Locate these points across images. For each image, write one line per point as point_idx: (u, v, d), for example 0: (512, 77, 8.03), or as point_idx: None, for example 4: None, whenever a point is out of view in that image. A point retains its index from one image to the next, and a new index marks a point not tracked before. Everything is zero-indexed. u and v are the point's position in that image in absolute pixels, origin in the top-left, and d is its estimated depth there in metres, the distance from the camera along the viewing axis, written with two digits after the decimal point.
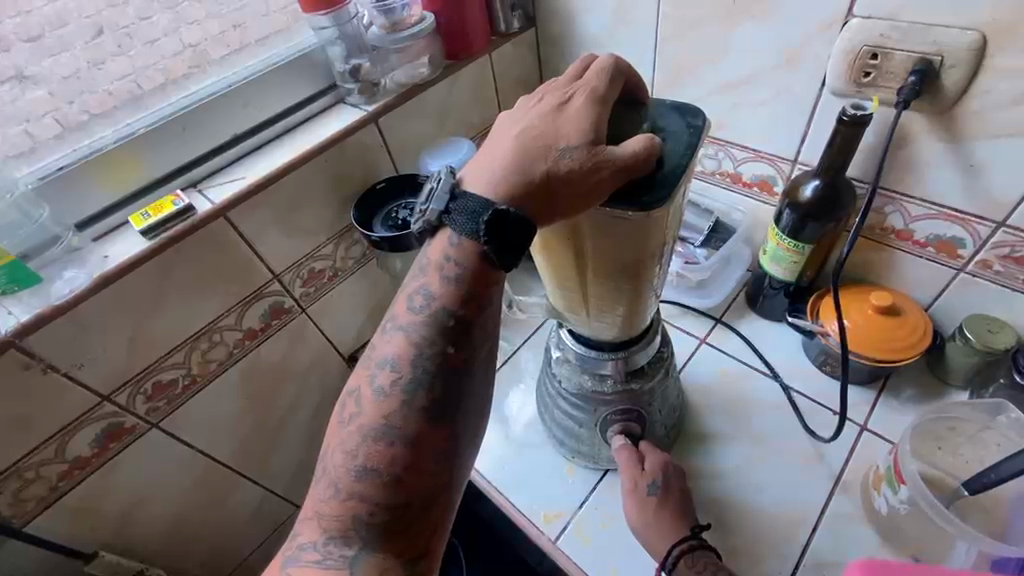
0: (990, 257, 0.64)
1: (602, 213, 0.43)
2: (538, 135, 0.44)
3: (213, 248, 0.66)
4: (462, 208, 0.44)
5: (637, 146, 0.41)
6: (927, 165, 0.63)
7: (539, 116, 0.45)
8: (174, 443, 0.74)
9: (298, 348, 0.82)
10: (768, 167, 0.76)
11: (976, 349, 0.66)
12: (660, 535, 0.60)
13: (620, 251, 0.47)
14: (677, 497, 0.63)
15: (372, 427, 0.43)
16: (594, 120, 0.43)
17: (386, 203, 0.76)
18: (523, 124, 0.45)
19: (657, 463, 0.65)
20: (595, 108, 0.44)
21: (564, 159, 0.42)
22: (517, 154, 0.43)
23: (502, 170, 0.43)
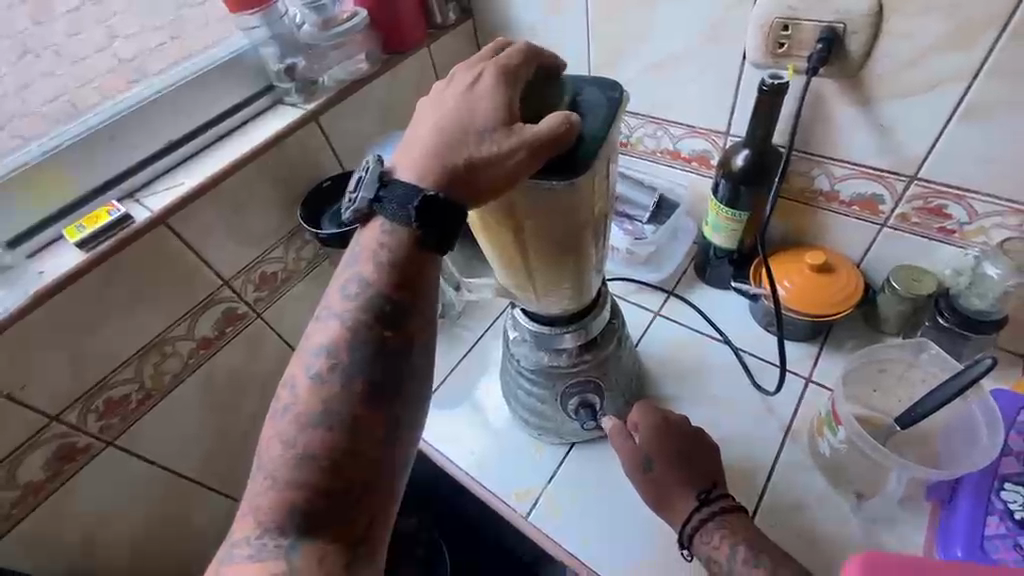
0: (908, 211, 0.69)
1: (532, 186, 0.45)
2: (453, 121, 0.45)
3: (155, 258, 0.65)
4: (390, 198, 0.45)
5: (549, 122, 0.43)
6: (844, 127, 0.67)
7: (453, 101, 0.46)
8: (133, 459, 0.72)
9: (256, 354, 0.81)
10: (703, 142, 0.79)
11: (904, 298, 0.71)
12: (675, 511, 0.60)
13: (555, 222, 0.49)
14: (679, 460, 0.61)
15: (310, 416, 0.43)
16: (507, 102, 0.45)
17: (333, 202, 0.76)
18: (440, 111, 0.47)
19: (652, 428, 0.64)
20: (506, 90, 0.45)
21: (481, 143, 0.44)
22: (436, 143, 0.45)
23: (423, 160, 0.45)
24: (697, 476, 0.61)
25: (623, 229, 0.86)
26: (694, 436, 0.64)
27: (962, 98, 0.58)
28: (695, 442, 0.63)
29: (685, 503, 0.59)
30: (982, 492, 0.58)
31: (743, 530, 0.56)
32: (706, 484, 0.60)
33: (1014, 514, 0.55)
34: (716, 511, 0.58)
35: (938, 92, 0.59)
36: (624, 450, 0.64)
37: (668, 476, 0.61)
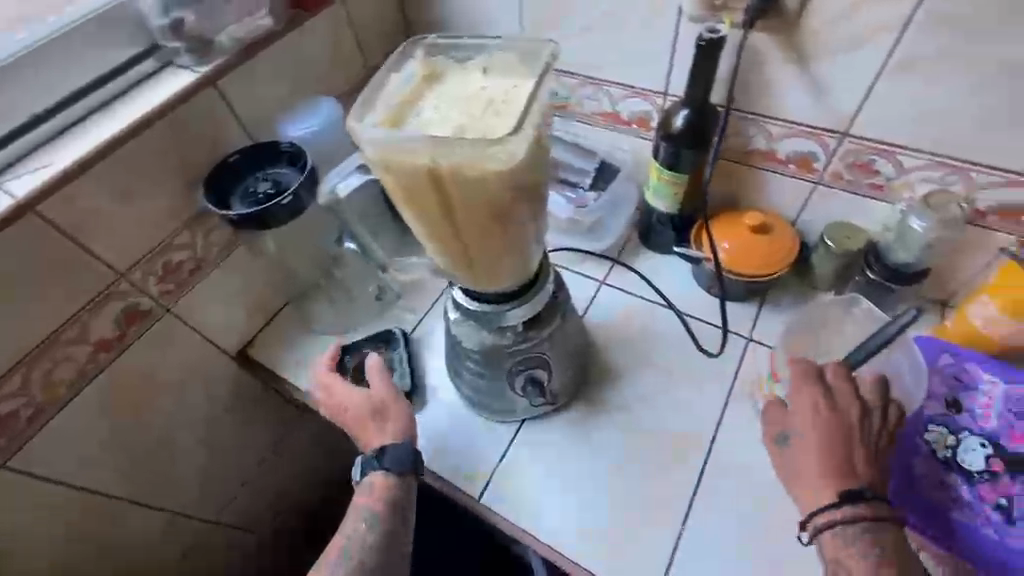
0: (840, 167, 0.69)
1: (467, 162, 0.41)
2: (354, 394, 0.68)
3: (28, 253, 0.56)
4: (392, 459, 0.63)
5: (380, 367, 0.69)
6: (779, 85, 0.66)
7: (340, 388, 0.69)
8: (32, 480, 0.65)
9: (171, 354, 0.73)
10: (644, 103, 0.76)
11: (836, 255, 0.73)
12: (815, 490, 0.55)
13: (488, 198, 0.45)
14: (825, 441, 0.57)
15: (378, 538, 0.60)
16: (381, 368, 0.69)
17: (244, 179, 0.68)
18: (343, 397, 0.68)
19: (808, 406, 0.59)
20: (377, 372, 0.69)
21: (388, 411, 0.67)
22: (364, 427, 0.67)
23: (370, 438, 0.66)
24: (853, 466, 0.56)
25: (564, 196, 0.83)
26: (862, 424, 0.58)
27: (891, 51, 0.58)
28: (846, 430, 0.57)
29: (833, 485, 0.55)
30: (907, 436, 0.61)
31: (891, 530, 0.53)
32: (860, 483, 0.55)
33: (935, 453, 0.59)
34: (878, 514, 0.53)
35: (868, 48, 0.59)
36: (770, 419, 0.62)
37: (822, 457, 0.56)
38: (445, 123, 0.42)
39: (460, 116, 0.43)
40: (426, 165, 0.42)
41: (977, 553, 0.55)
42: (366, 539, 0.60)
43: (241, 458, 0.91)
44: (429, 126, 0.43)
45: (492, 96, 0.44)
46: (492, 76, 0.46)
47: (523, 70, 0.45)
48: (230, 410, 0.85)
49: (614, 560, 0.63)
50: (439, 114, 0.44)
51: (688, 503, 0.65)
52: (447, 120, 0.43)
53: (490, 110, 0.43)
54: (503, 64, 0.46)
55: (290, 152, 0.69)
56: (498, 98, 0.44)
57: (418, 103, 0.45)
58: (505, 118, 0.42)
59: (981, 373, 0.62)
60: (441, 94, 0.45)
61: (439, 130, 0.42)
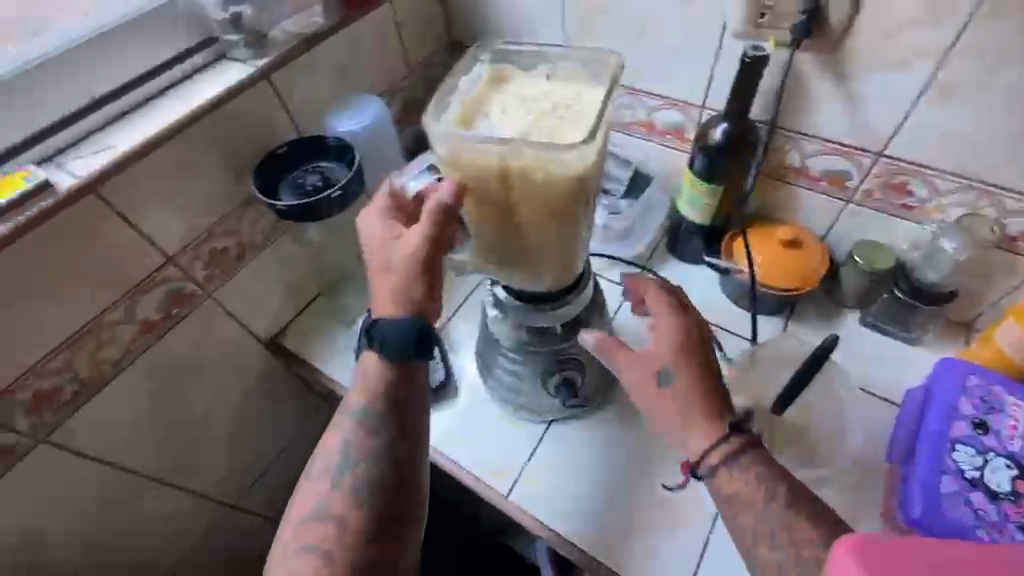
0: (872, 187, 0.71)
1: (536, 166, 0.44)
2: (392, 250, 0.54)
3: (86, 232, 0.57)
4: (390, 346, 0.53)
5: (437, 218, 0.49)
6: (819, 103, 0.67)
7: (380, 236, 0.55)
8: (70, 455, 0.66)
9: (207, 337, 0.74)
10: (680, 114, 0.77)
11: (865, 272, 0.74)
12: (700, 427, 0.53)
13: (546, 198, 0.46)
14: (695, 378, 0.54)
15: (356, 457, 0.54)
16: (434, 234, 0.52)
17: (291, 171, 0.70)
18: (376, 250, 0.55)
19: (675, 336, 0.56)
20: (426, 241, 0.52)
21: (409, 274, 0.53)
22: (382, 282, 0.54)
23: (381, 303, 0.54)
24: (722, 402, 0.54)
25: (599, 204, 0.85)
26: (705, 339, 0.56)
27: (931, 76, 0.60)
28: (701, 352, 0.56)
29: (716, 425, 0.53)
30: (936, 453, 0.61)
31: (784, 478, 0.51)
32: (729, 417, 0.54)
33: (966, 475, 0.60)
34: (750, 441, 0.52)
35: (908, 71, 0.60)
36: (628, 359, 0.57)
37: (689, 398, 0.54)
38: (515, 125, 0.45)
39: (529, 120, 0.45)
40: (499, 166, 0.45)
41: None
42: (348, 448, 0.54)
43: (263, 445, 0.92)
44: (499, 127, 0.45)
45: (557, 102, 0.46)
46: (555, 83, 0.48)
47: (585, 78, 0.48)
48: (256, 397, 0.86)
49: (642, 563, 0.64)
50: (507, 115, 0.46)
51: (716, 508, 0.66)
52: (517, 123, 0.45)
53: (555, 114, 0.45)
54: (566, 71, 0.48)
55: (337, 146, 0.70)
56: (563, 103, 0.46)
57: (485, 104, 0.47)
58: (571, 124, 0.45)
59: (1006, 396, 0.64)
60: (508, 97, 0.47)
61: (508, 131, 0.44)
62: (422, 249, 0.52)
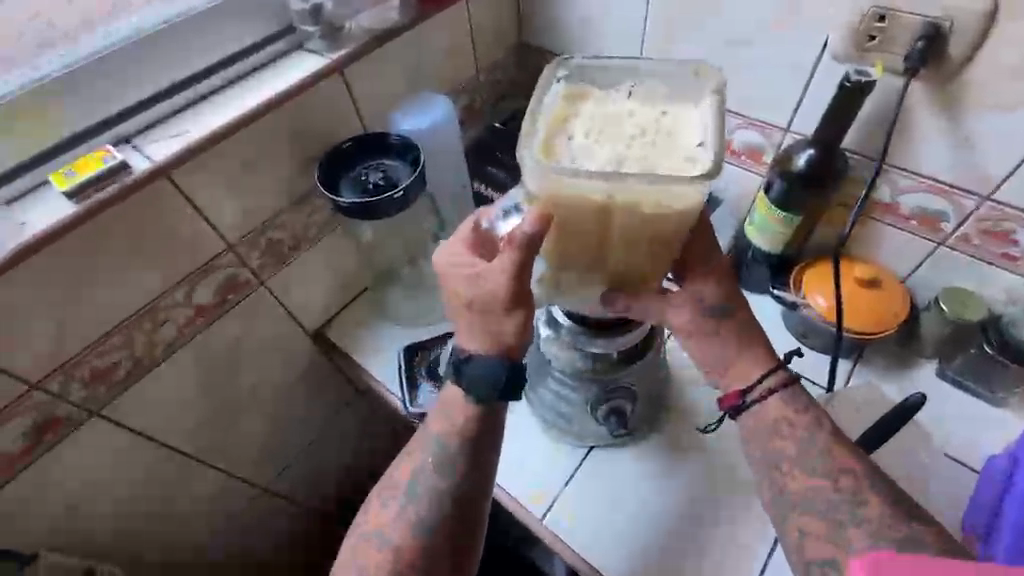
0: (971, 232, 0.65)
1: (642, 198, 0.43)
2: (469, 287, 0.51)
3: (153, 216, 0.58)
4: (480, 376, 0.53)
5: (529, 249, 0.46)
6: (921, 137, 0.62)
7: (456, 272, 0.51)
8: (119, 429, 0.67)
9: (256, 325, 0.75)
10: (759, 136, 0.73)
11: (951, 322, 0.68)
12: (747, 367, 0.58)
13: (648, 230, 0.46)
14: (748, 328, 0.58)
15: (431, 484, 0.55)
16: (521, 265, 0.48)
17: (352, 167, 0.69)
18: (453, 287, 0.52)
19: (725, 290, 0.58)
20: (513, 269, 0.48)
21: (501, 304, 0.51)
22: (470, 322, 0.53)
23: (469, 339, 0.54)
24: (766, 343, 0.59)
25: None
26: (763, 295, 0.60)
27: None
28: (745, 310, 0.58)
29: (763, 358, 0.58)
30: None
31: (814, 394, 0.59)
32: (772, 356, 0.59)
33: None
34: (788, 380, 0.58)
35: None
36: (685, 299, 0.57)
37: (741, 335, 0.58)
38: (606, 153, 0.43)
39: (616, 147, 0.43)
40: (602, 201, 0.43)
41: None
42: (424, 474, 0.55)
43: (298, 433, 0.93)
44: (582, 158, 0.43)
45: (638, 125, 0.45)
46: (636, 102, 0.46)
47: (669, 98, 0.46)
48: (297, 385, 0.87)
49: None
50: (592, 140, 0.44)
51: (761, 560, 0.63)
52: (605, 151, 0.43)
53: (647, 139, 0.44)
54: (647, 89, 0.46)
55: (400, 144, 0.69)
56: (646, 126, 0.44)
57: (567, 126, 0.45)
58: (667, 152, 0.43)
59: None
60: (581, 121, 0.45)
61: (602, 161, 0.42)
62: (515, 279, 0.49)
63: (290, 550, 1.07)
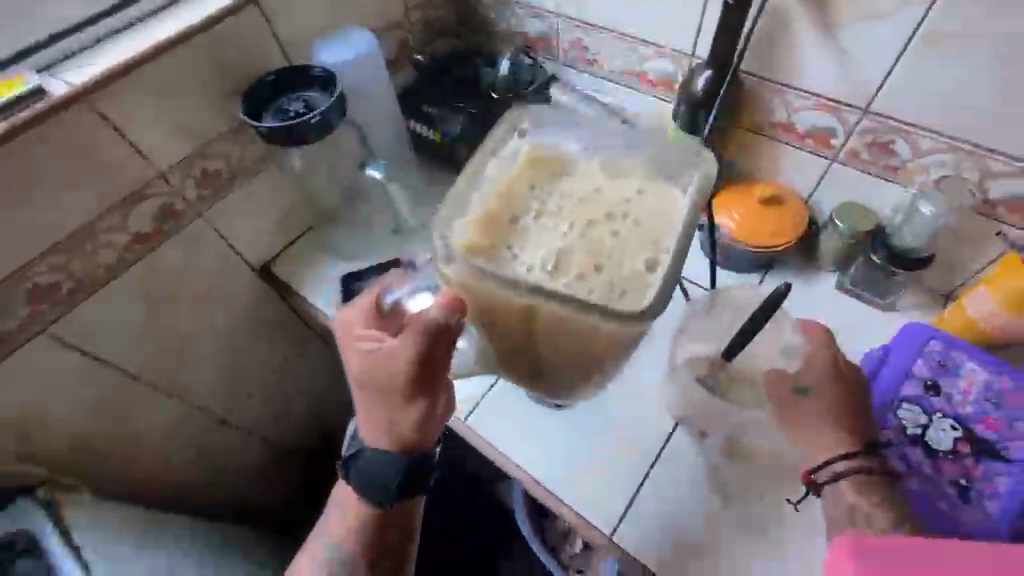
0: (858, 146, 0.69)
1: (571, 316, 0.47)
2: (365, 370, 0.52)
3: (78, 139, 0.61)
4: (374, 459, 0.59)
5: (423, 346, 0.47)
6: (804, 53, 0.66)
7: (355, 350, 0.52)
8: (68, 350, 0.71)
9: (200, 255, 0.79)
10: (668, 63, 0.77)
11: (844, 236, 0.73)
12: (817, 443, 0.58)
13: (578, 345, 0.51)
14: (826, 384, 0.59)
15: (345, 546, 0.63)
16: (418, 355, 0.49)
17: (278, 97, 0.72)
18: (349, 366, 0.53)
19: (829, 358, 0.60)
20: (410, 357, 0.49)
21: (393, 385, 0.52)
22: (366, 405, 0.57)
23: (370, 430, 0.59)
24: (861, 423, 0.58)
25: None
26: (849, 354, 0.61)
27: (919, 25, 0.57)
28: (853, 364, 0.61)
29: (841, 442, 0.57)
30: (881, 410, 0.64)
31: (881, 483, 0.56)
32: (860, 441, 0.57)
33: (905, 430, 0.62)
34: (874, 469, 0.56)
35: (894, 20, 0.58)
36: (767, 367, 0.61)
37: (824, 418, 0.58)
38: (553, 248, 0.49)
39: (567, 236, 0.50)
40: (529, 305, 0.47)
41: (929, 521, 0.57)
42: (339, 535, 0.64)
43: (256, 368, 0.98)
44: (536, 235, 0.50)
45: (598, 214, 0.51)
46: (602, 176, 0.54)
47: (631, 174, 0.54)
48: (248, 321, 0.91)
49: (592, 497, 0.68)
50: (551, 218, 0.51)
51: (660, 445, 0.70)
52: (556, 238, 0.50)
53: (606, 227, 0.50)
54: (611, 163, 0.54)
55: (323, 77, 0.73)
56: (599, 218, 0.50)
57: (520, 205, 0.52)
58: (615, 265, 0.48)
59: (966, 362, 0.63)
60: (541, 202, 0.52)
61: (553, 242, 0.49)
62: (408, 381, 0.51)
63: (259, 484, 1.13)
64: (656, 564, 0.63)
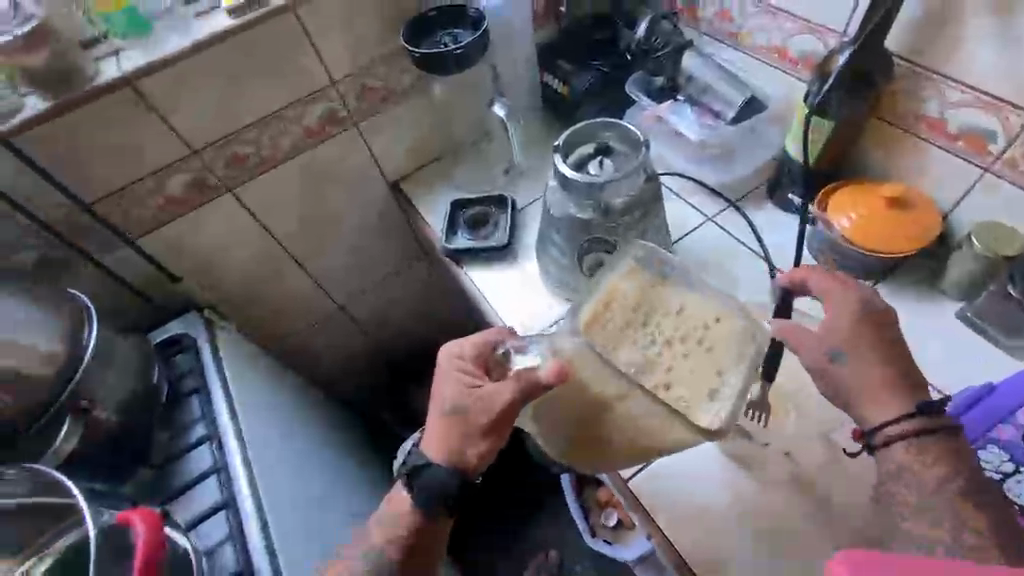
0: (1017, 154, 0.61)
1: (646, 411, 0.55)
2: (457, 397, 0.61)
3: (283, 39, 0.77)
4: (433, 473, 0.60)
5: (524, 386, 0.56)
6: (972, 41, 0.59)
7: (455, 379, 0.62)
8: (243, 210, 0.90)
9: (349, 158, 0.94)
10: (815, 41, 0.73)
11: (977, 254, 0.65)
12: (872, 415, 0.54)
13: (642, 434, 0.56)
14: (851, 336, 0.55)
15: (387, 534, 0.63)
16: (512, 398, 0.58)
17: (435, 30, 0.83)
18: (438, 398, 0.63)
19: (849, 309, 0.56)
20: (505, 399, 0.58)
21: (465, 442, 0.60)
22: (441, 424, 0.62)
23: (434, 442, 0.62)
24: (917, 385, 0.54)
25: (700, 112, 0.85)
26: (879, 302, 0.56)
27: None
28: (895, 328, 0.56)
29: (900, 409, 0.53)
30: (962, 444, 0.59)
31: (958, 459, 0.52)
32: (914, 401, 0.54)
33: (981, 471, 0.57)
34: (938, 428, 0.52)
35: None
36: (803, 343, 0.56)
37: (868, 389, 0.54)
38: (637, 358, 0.54)
39: (645, 350, 0.55)
40: (607, 400, 0.56)
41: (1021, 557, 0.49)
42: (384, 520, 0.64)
43: (371, 270, 1.13)
44: (620, 340, 0.56)
45: (677, 334, 0.55)
46: (688, 304, 0.57)
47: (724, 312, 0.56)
48: (372, 228, 1.06)
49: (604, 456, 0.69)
50: (637, 334, 0.56)
51: None
52: (628, 356, 0.55)
53: (686, 347, 0.54)
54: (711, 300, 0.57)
55: (475, 17, 0.83)
56: (676, 338, 0.55)
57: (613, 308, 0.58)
58: (681, 387, 0.53)
59: None
60: (625, 301, 0.57)
61: (634, 356, 0.55)
62: (494, 411, 0.59)
63: (352, 377, 1.29)
64: (675, 532, 0.63)
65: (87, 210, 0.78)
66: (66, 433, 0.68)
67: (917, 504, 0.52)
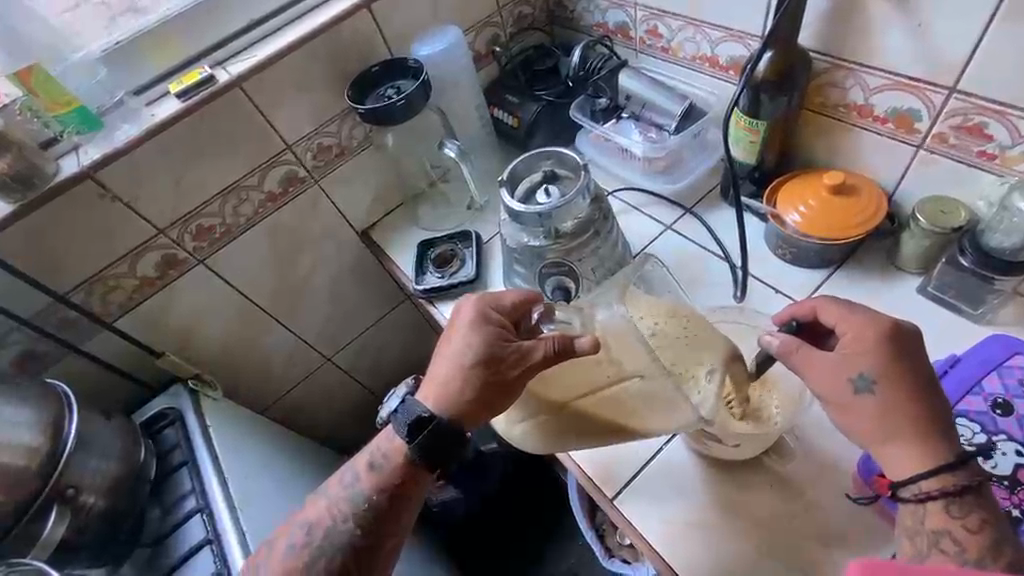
0: (945, 130, 0.62)
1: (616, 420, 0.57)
2: (481, 347, 0.59)
3: (232, 114, 0.80)
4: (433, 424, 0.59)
5: (561, 347, 0.56)
6: (885, 29, 0.61)
7: (484, 328, 0.60)
8: (216, 279, 0.92)
9: (313, 214, 0.96)
10: (738, 47, 0.76)
11: (926, 230, 0.66)
12: (902, 459, 0.50)
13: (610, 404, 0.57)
14: (879, 372, 0.51)
15: (370, 491, 0.60)
16: (543, 359, 0.56)
17: (378, 85, 0.86)
18: (460, 344, 0.61)
19: (881, 347, 0.52)
20: (537, 360, 0.56)
21: (478, 401, 0.58)
22: (457, 370, 0.59)
23: (442, 390, 0.60)
24: (944, 427, 0.50)
25: (644, 123, 0.87)
26: (915, 348, 0.52)
27: None
28: (919, 363, 0.52)
29: (921, 454, 0.49)
30: None
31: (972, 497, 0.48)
32: (944, 454, 0.49)
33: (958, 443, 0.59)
34: (969, 484, 0.49)
35: None
36: (817, 369, 0.53)
37: (891, 423, 0.50)
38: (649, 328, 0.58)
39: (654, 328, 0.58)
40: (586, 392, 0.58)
41: (1010, 541, 0.48)
42: (372, 476, 0.61)
43: (354, 319, 1.14)
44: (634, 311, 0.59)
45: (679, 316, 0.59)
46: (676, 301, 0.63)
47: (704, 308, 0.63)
48: (348, 278, 1.08)
49: (587, 474, 0.69)
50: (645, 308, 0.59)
51: (650, 453, 0.69)
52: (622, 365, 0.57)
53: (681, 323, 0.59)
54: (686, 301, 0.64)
55: (415, 68, 0.85)
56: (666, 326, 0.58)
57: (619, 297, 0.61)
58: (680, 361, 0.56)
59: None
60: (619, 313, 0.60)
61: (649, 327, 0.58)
62: (523, 372, 0.57)
63: (351, 424, 1.30)
64: (662, 546, 0.63)
65: (62, 301, 0.80)
66: (54, 519, 0.69)
67: (928, 512, 0.49)
